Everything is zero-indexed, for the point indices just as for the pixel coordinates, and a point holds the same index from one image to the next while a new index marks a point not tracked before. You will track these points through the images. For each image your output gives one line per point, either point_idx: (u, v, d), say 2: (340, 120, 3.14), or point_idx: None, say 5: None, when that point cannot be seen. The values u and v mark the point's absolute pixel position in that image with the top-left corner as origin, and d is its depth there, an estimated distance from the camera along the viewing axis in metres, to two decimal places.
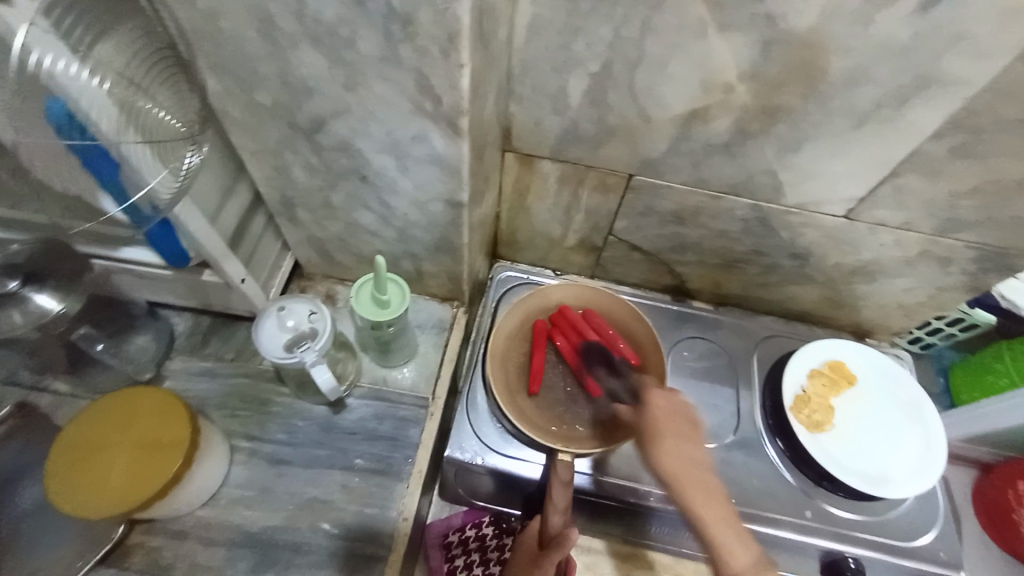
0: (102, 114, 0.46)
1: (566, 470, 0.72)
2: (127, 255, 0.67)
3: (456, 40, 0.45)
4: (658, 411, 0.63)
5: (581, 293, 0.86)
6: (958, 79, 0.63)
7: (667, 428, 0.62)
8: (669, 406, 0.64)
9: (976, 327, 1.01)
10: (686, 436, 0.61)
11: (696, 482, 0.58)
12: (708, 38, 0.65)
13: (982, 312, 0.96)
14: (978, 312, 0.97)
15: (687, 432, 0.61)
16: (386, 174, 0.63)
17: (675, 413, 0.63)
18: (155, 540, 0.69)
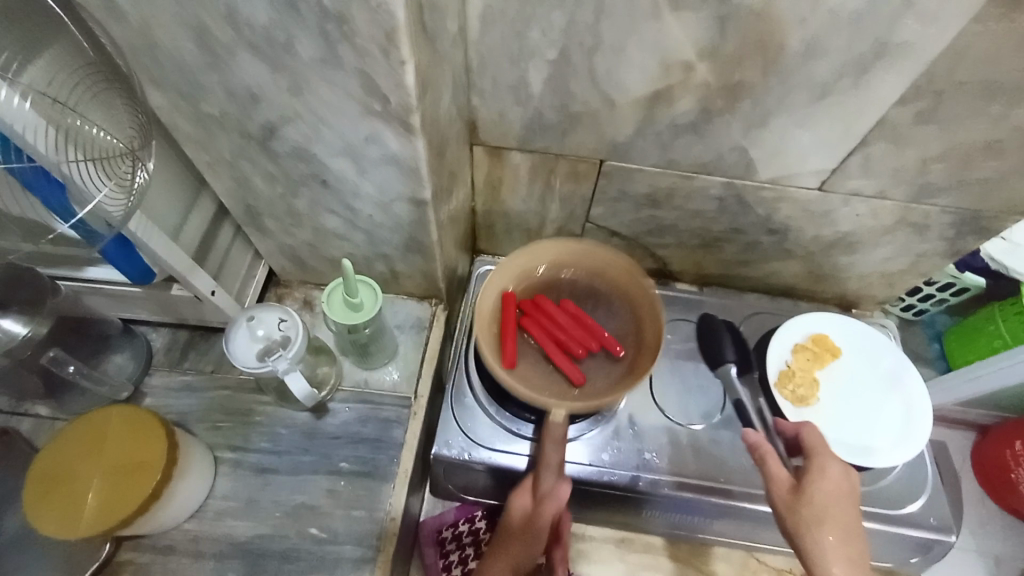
0: (38, 137, 0.45)
1: (560, 428, 0.74)
2: (92, 275, 0.67)
3: (394, 37, 0.45)
4: (824, 467, 0.68)
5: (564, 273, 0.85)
6: (916, 43, 0.62)
7: (835, 486, 0.66)
8: (834, 462, 0.69)
9: (967, 291, 1.04)
10: (849, 531, 0.62)
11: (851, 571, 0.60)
12: (662, 17, 0.64)
13: (971, 276, 0.99)
14: (968, 276, 0.99)
15: (853, 528, 0.62)
16: (346, 177, 0.62)
17: (840, 468, 0.68)
18: (144, 556, 0.70)
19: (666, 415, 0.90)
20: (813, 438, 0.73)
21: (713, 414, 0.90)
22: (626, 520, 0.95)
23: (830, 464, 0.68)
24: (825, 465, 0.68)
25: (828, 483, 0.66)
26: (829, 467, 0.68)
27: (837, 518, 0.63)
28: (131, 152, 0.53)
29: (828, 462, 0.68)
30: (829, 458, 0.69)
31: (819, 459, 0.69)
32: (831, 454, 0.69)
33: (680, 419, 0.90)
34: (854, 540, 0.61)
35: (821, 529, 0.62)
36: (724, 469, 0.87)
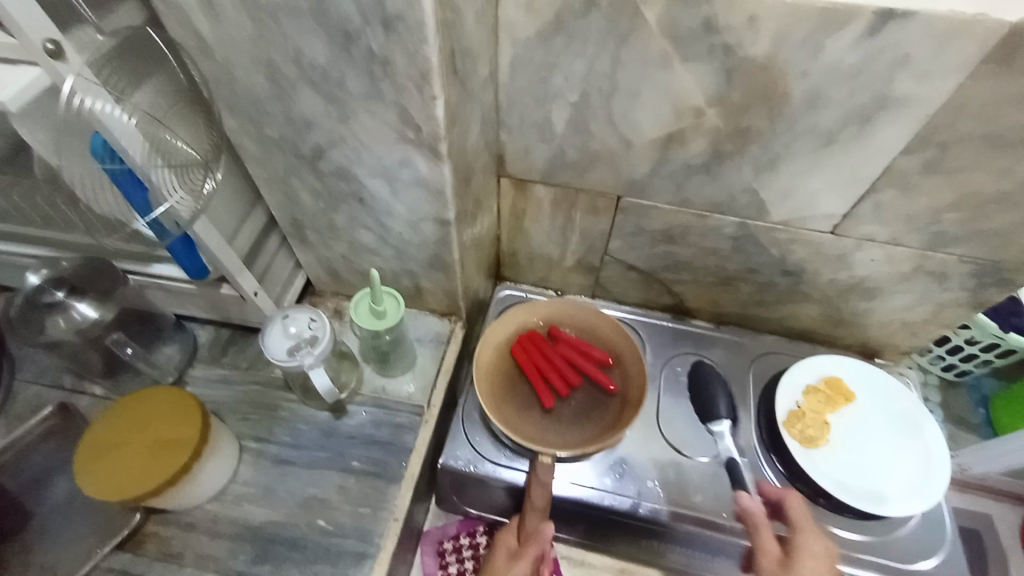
0: (132, 144, 0.54)
1: (548, 470, 0.78)
2: (156, 271, 0.78)
3: (428, 77, 0.52)
4: (809, 549, 0.71)
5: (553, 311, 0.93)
6: (915, 98, 0.66)
7: (820, 565, 0.70)
8: (814, 538, 0.72)
9: (1013, 354, 1.00)
10: None
11: None
12: (673, 68, 0.70)
13: (1016, 337, 0.95)
14: (1013, 337, 0.95)
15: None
16: (380, 197, 0.70)
17: (822, 543, 0.72)
18: (167, 530, 0.76)
19: (670, 445, 0.91)
20: (794, 512, 0.75)
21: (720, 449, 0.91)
22: (627, 551, 0.95)
23: (813, 544, 0.72)
24: (812, 545, 0.72)
25: (813, 568, 0.69)
26: (813, 548, 0.71)
27: None
28: (204, 164, 0.63)
29: (814, 541, 0.72)
30: (811, 537, 0.72)
31: (802, 540, 0.72)
32: (811, 530, 0.73)
33: (688, 452, 0.90)
34: None
35: None
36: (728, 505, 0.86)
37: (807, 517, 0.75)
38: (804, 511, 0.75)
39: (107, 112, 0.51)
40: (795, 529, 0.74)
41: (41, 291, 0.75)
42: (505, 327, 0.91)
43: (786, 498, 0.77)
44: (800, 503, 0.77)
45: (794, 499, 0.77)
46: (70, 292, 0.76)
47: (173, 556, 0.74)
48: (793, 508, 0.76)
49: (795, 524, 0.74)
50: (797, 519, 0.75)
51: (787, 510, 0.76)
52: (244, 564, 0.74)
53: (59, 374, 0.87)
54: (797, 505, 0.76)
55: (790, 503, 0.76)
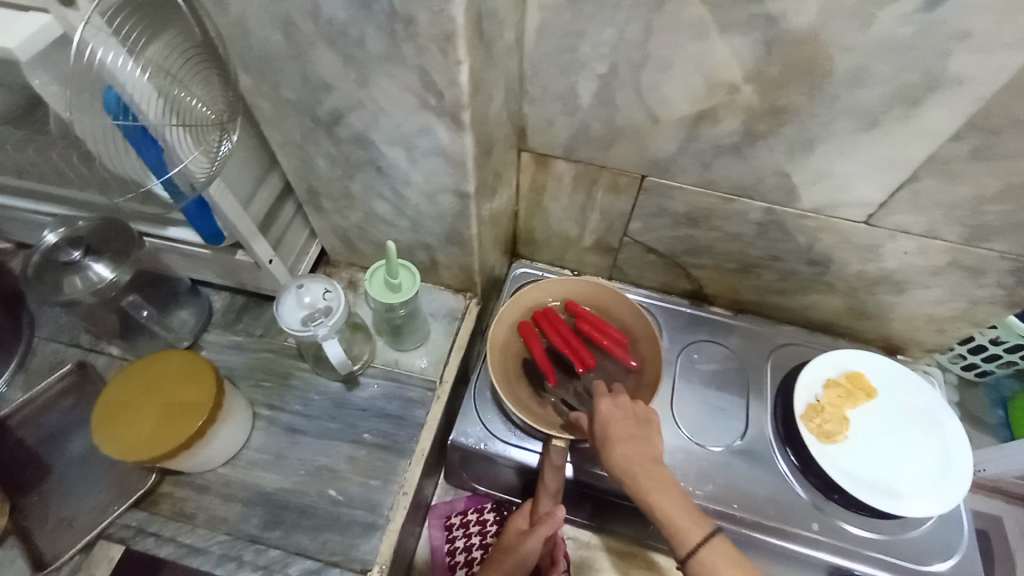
0: (145, 100, 0.53)
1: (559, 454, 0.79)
2: (172, 234, 0.78)
3: (452, 38, 0.50)
4: (629, 459, 0.65)
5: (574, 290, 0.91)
6: (968, 77, 0.62)
7: (653, 469, 0.65)
8: (652, 443, 0.67)
9: None
10: (634, 437, 0.67)
11: (654, 480, 0.64)
12: (710, 39, 0.66)
13: None
14: None
15: (636, 432, 0.67)
16: (398, 166, 0.68)
17: (653, 447, 0.67)
18: (181, 491, 0.77)
19: (683, 433, 0.90)
20: (602, 425, 0.69)
21: (733, 439, 0.90)
22: (633, 536, 0.95)
23: (620, 456, 0.65)
24: (642, 453, 0.66)
25: (645, 477, 0.64)
26: (625, 461, 0.65)
27: (625, 445, 0.66)
28: (221, 124, 0.60)
29: (643, 449, 0.66)
30: (622, 447, 0.66)
31: (611, 454, 0.66)
32: (628, 439, 0.67)
33: (698, 440, 0.89)
34: (637, 444, 0.66)
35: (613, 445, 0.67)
36: (738, 495, 0.85)
37: (632, 427, 0.68)
38: (617, 417, 0.69)
39: (120, 65, 0.50)
40: (602, 440, 0.68)
41: (58, 250, 0.74)
42: (520, 303, 0.90)
43: (599, 412, 0.70)
44: (618, 407, 0.70)
45: (606, 407, 0.70)
46: (86, 253, 0.73)
47: (186, 516, 0.75)
48: (604, 421, 0.69)
49: (604, 436, 0.68)
50: (642, 425, 0.69)
51: (597, 423, 0.70)
52: (255, 528, 0.75)
53: (77, 333, 0.88)
54: (609, 415, 0.69)
55: (599, 414, 0.70)
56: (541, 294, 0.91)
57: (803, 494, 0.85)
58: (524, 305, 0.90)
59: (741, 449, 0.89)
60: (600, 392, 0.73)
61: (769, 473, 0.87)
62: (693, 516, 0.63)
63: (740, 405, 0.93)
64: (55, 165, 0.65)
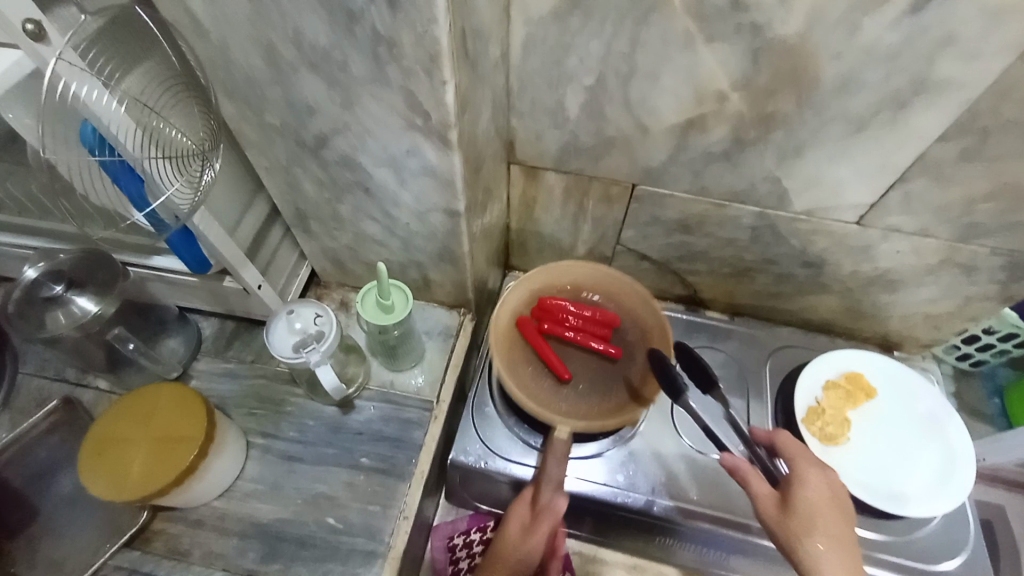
0: (122, 132, 0.52)
1: (563, 445, 0.78)
2: (157, 263, 0.76)
3: (437, 59, 0.49)
4: (836, 562, 0.54)
5: (591, 273, 0.88)
6: (953, 81, 0.62)
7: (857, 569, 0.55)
8: (854, 542, 0.57)
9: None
10: (844, 523, 0.58)
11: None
12: (696, 49, 0.66)
13: None
14: None
15: (845, 519, 0.58)
16: (387, 187, 0.67)
17: (855, 545, 0.57)
18: (174, 527, 0.75)
19: (685, 441, 0.88)
20: (806, 503, 0.58)
21: None
22: (639, 548, 0.93)
23: (827, 550, 0.55)
24: (845, 546, 0.56)
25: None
26: (834, 568, 0.54)
27: (832, 532, 0.56)
28: (201, 153, 0.58)
29: (846, 542, 0.56)
30: (824, 532, 0.56)
31: (815, 542, 0.55)
32: (836, 530, 0.57)
33: (700, 447, 0.88)
34: (846, 541, 0.56)
35: (816, 534, 0.56)
36: (744, 503, 0.84)
37: (837, 511, 0.58)
38: (829, 501, 0.59)
39: (95, 99, 0.47)
40: (802, 522, 0.57)
41: (37, 285, 0.73)
42: (566, 268, 0.88)
43: (806, 479, 0.60)
44: (826, 486, 0.60)
45: (815, 479, 0.60)
46: (69, 287, 0.73)
47: (181, 553, 0.73)
48: (808, 494, 0.59)
49: (811, 518, 0.57)
50: (847, 514, 0.59)
51: (798, 496, 0.59)
52: (253, 562, 0.73)
53: (62, 367, 0.85)
54: (816, 489, 0.59)
55: (805, 485, 0.60)
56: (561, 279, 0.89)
57: None
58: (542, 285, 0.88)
59: None
60: (808, 458, 0.62)
61: None
62: None
63: (742, 411, 0.93)
64: (35, 197, 0.64)
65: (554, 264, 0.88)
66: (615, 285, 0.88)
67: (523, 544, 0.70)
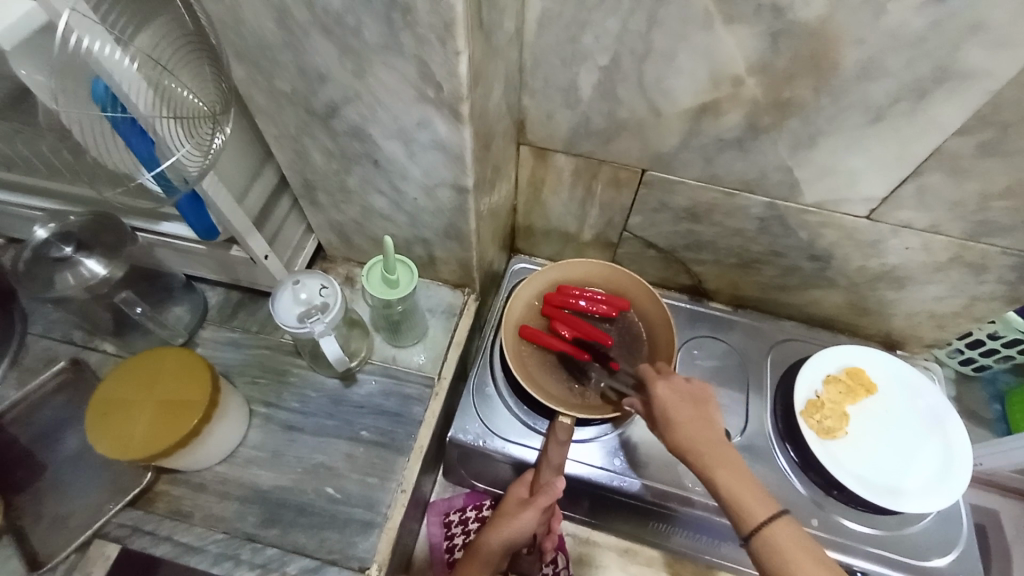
0: (134, 91, 0.50)
1: (565, 431, 0.78)
2: (165, 229, 0.76)
3: (451, 28, 0.49)
4: (693, 440, 0.65)
5: (599, 269, 0.89)
6: (977, 71, 0.61)
7: (717, 447, 0.65)
8: (712, 422, 0.67)
9: None
10: (697, 414, 0.67)
11: (714, 453, 0.65)
12: (714, 30, 0.65)
13: None
14: None
15: (696, 410, 0.68)
16: (396, 160, 0.67)
17: (715, 426, 0.67)
18: (177, 489, 0.76)
19: None
20: (661, 409, 0.69)
21: (733, 435, 0.89)
22: (633, 532, 0.94)
23: (681, 437, 0.66)
24: (703, 433, 0.66)
25: (717, 462, 0.64)
26: (693, 448, 0.65)
27: (685, 425, 0.66)
28: (212, 115, 0.59)
29: (703, 429, 0.66)
30: (681, 427, 0.66)
31: (673, 435, 0.67)
32: (690, 420, 0.67)
33: None
34: (702, 425, 0.66)
35: (674, 430, 0.67)
36: None
37: (689, 405, 0.68)
38: (676, 400, 0.68)
39: (107, 54, 0.47)
40: (662, 423, 0.68)
41: (48, 246, 0.73)
42: (586, 267, 0.90)
43: (655, 394, 0.70)
44: (674, 389, 0.70)
45: (662, 389, 0.70)
46: (78, 249, 0.74)
47: (182, 515, 0.75)
48: (661, 402, 0.69)
49: (665, 418, 0.68)
50: (698, 403, 0.69)
51: (655, 406, 0.69)
52: (252, 526, 0.74)
53: (70, 330, 0.86)
54: (666, 397, 0.69)
55: (656, 397, 0.69)
56: (569, 274, 0.90)
57: (803, 491, 0.85)
58: (551, 280, 0.90)
59: (741, 445, 0.88)
60: (652, 373, 0.72)
61: (769, 471, 0.86)
62: (759, 497, 0.62)
63: (741, 402, 0.92)
64: (45, 157, 0.64)
65: (564, 260, 0.90)
66: (621, 282, 0.89)
67: (518, 514, 0.73)
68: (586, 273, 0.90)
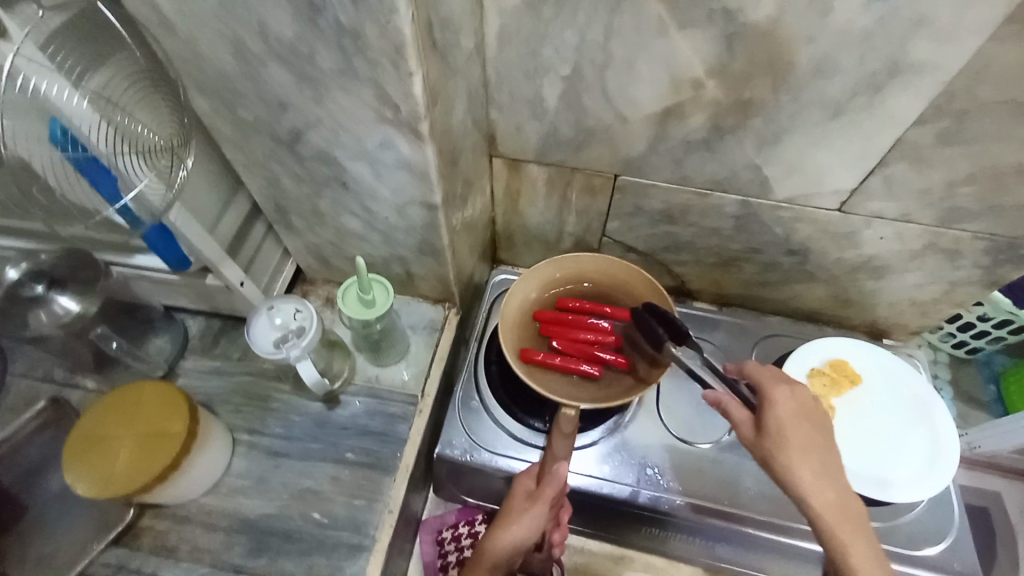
0: (92, 130, 0.53)
1: (570, 424, 0.76)
2: (139, 262, 0.76)
3: (403, 50, 0.49)
4: (808, 466, 0.61)
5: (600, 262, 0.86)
6: (927, 63, 0.62)
7: (833, 479, 0.61)
8: (831, 447, 0.63)
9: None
10: (815, 437, 0.63)
11: (828, 483, 0.61)
12: (670, 36, 0.66)
13: None
14: None
15: (814, 432, 0.63)
16: (364, 181, 0.67)
17: (831, 452, 0.63)
18: (162, 523, 0.76)
19: (668, 429, 0.89)
20: (777, 421, 0.63)
21: (722, 434, 0.88)
22: (628, 539, 0.94)
23: (798, 460, 0.61)
24: (821, 460, 0.62)
25: (839, 513, 0.60)
26: (802, 472, 0.61)
27: (805, 449, 0.62)
28: (170, 148, 0.59)
29: (821, 455, 0.62)
30: (800, 450, 0.62)
31: (789, 455, 0.62)
32: (809, 441, 0.62)
33: (686, 437, 0.88)
34: (821, 451, 0.62)
35: (791, 452, 0.62)
36: (728, 491, 0.84)
37: (810, 426, 0.63)
38: (795, 415, 0.64)
39: (61, 96, 0.50)
40: (775, 437, 0.63)
41: (21, 285, 0.73)
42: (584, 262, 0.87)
43: (774, 403, 0.65)
44: (795, 402, 0.65)
45: (783, 399, 0.65)
46: (50, 286, 0.74)
47: (168, 549, 0.74)
48: (780, 415, 0.64)
49: (782, 435, 0.63)
50: (820, 424, 0.64)
51: (770, 418, 0.64)
52: (239, 557, 0.74)
53: (51, 367, 0.86)
54: (785, 409, 0.64)
55: (774, 406, 0.64)
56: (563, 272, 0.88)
57: None
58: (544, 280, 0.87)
59: (730, 444, 0.87)
60: (772, 379, 0.67)
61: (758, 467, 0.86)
62: (866, 542, 0.59)
63: None
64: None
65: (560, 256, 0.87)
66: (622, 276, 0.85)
67: (524, 513, 0.71)
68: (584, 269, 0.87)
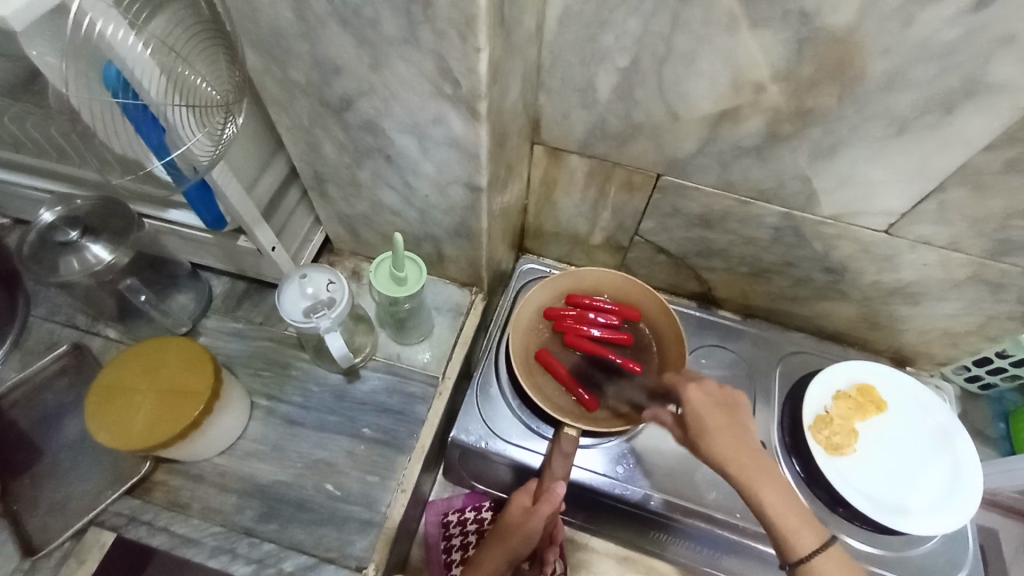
0: (148, 78, 0.51)
1: (570, 444, 0.78)
2: (173, 217, 0.75)
3: (473, 23, 0.47)
4: (732, 453, 0.64)
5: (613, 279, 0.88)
6: (1005, 86, 0.59)
7: (760, 461, 0.64)
8: (747, 429, 0.67)
9: None
10: (731, 423, 0.67)
11: (755, 465, 0.63)
12: (738, 33, 0.64)
13: None
14: None
15: (728, 418, 0.67)
16: (409, 156, 0.66)
17: (749, 435, 0.66)
18: (175, 479, 0.76)
19: None
20: (694, 415, 0.68)
21: None
22: (631, 541, 0.94)
23: (719, 447, 0.65)
24: (742, 443, 0.65)
25: (769, 493, 0.63)
26: (726, 456, 0.64)
27: (728, 436, 0.65)
28: (225, 105, 0.59)
29: (740, 438, 0.65)
30: (717, 437, 0.65)
31: (709, 444, 0.65)
32: (726, 428, 0.66)
33: None
34: (739, 434, 0.66)
35: (712, 439, 0.65)
36: (740, 504, 0.84)
37: (722, 413, 0.67)
38: (707, 406, 0.68)
39: (121, 39, 0.47)
40: (697, 431, 0.67)
41: (55, 230, 0.72)
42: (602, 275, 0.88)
43: (688, 402, 0.69)
44: (705, 395, 0.70)
45: (694, 395, 0.70)
46: (83, 233, 0.72)
47: (180, 506, 0.74)
48: (694, 409, 0.68)
49: (700, 427, 0.67)
50: (733, 410, 0.68)
51: (688, 414, 0.69)
52: (249, 520, 0.74)
53: (74, 314, 0.86)
54: (698, 403, 0.69)
55: (689, 403, 0.69)
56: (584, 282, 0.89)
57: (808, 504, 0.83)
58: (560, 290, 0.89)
59: None
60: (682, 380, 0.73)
61: None
62: (799, 514, 0.62)
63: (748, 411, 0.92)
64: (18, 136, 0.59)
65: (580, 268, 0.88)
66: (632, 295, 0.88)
67: (526, 523, 0.71)
68: (598, 282, 0.89)
